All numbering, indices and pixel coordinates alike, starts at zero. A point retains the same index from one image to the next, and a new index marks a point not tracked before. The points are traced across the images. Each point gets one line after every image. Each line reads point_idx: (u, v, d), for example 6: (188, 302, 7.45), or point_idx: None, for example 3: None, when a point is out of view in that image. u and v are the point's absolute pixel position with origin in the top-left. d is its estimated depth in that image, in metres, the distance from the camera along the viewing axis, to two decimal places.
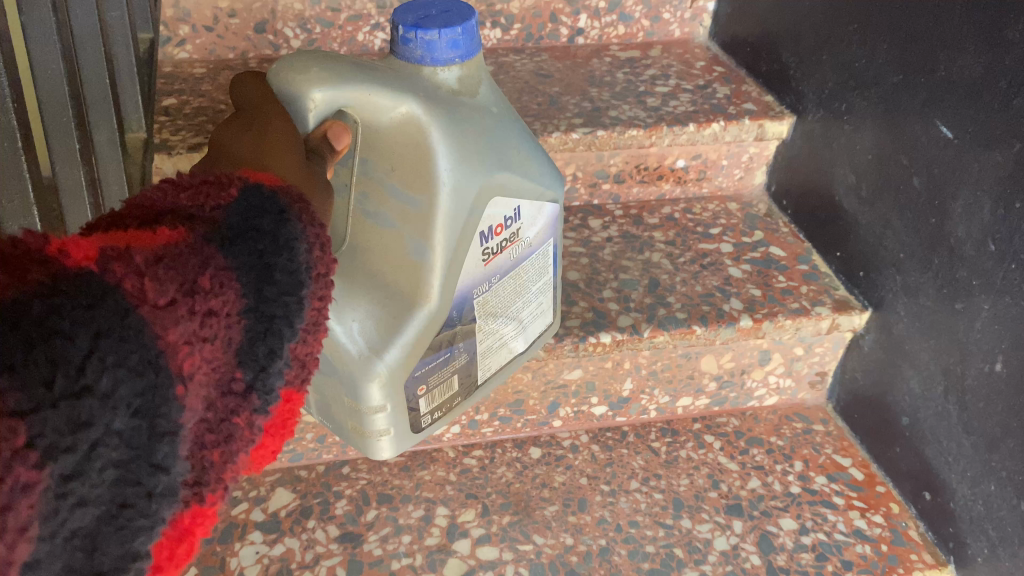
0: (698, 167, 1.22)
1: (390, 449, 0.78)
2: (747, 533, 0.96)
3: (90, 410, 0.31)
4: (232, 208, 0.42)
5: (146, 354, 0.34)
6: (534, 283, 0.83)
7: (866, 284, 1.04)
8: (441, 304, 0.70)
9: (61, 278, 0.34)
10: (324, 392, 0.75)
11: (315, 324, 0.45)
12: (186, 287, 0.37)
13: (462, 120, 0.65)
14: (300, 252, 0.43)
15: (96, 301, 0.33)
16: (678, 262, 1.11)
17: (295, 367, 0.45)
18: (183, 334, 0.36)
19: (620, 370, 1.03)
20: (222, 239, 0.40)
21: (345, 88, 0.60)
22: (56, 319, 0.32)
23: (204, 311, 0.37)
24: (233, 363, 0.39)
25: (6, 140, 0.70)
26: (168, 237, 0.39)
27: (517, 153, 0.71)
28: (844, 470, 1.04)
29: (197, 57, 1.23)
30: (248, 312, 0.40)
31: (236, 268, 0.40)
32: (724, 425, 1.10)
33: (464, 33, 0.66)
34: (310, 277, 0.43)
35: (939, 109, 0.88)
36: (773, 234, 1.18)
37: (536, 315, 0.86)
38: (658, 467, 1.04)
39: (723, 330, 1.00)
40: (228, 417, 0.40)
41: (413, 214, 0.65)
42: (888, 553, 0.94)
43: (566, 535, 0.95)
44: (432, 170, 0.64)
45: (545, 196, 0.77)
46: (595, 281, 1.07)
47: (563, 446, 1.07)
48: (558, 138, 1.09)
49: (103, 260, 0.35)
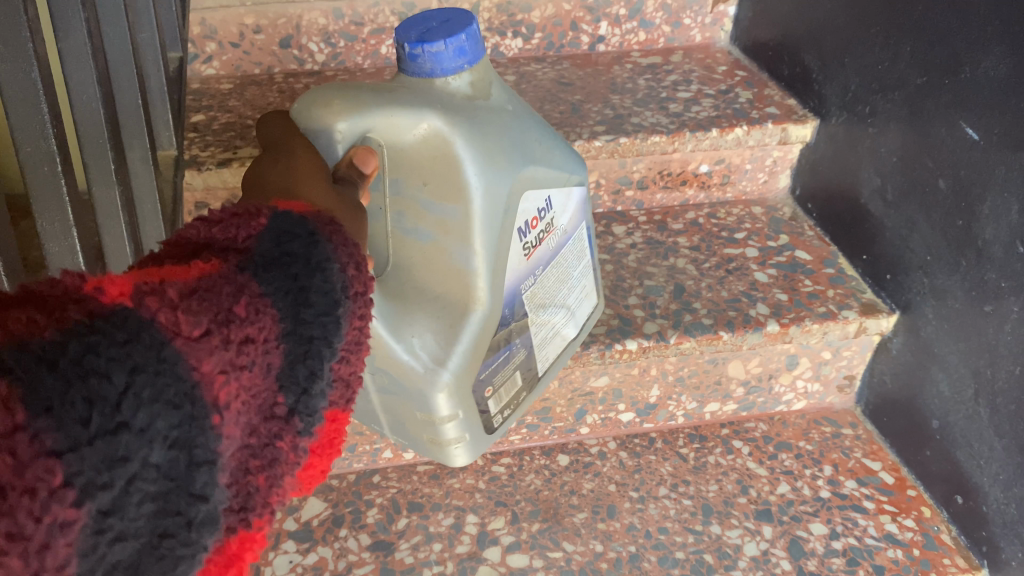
0: (721, 171, 1.22)
1: (464, 452, 0.80)
2: (777, 538, 0.95)
3: (126, 446, 0.31)
4: (265, 237, 0.42)
5: (182, 387, 0.33)
6: (575, 267, 0.84)
7: (893, 287, 1.03)
8: (494, 306, 0.70)
9: (97, 316, 0.33)
10: (395, 413, 0.76)
11: (356, 342, 0.44)
12: (221, 317, 0.36)
13: (482, 123, 0.65)
14: (334, 273, 0.42)
15: (132, 337, 0.33)
16: (702, 268, 1.11)
17: (339, 386, 0.44)
18: (218, 363, 0.35)
19: (646, 376, 1.04)
20: (257, 266, 0.40)
21: (371, 114, 0.61)
22: (92, 357, 0.31)
23: (240, 340, 0.36)
24: (275, 389, 0.39)
25: (46, 165, 0.72)
26: (201, 269, 0.39)
27: (540, 145, 0.71)
28: (874, 474, 1.03)
29: (224, 73, 1.25)
30: (286, 336, 0.39)
31: (271, 294, 0.39)
32: (752, 430, 1.10)
33: (469, 39, 0.65)
34: (347, 296, 0.42)
35: (964, 111, 0.87)
36: (799, 238, 1.18)
37: (581, 298, 0.88)
38: (686, 473, 1.04)
39: (751, 335, 1.00)
40: (271, 441, 0.39)
41: (451, 223, 0.65)
42: (920, 557, 0.93)
43: (595, 542, 0.95)
44: (461, 178, 0.63)
45: (572, 181, 0.77)
46: (620, 288, 1.07)
47: (591, 453, 1.07)
48: (580, 146, 1.10)
49: (138, 295, 0.35)
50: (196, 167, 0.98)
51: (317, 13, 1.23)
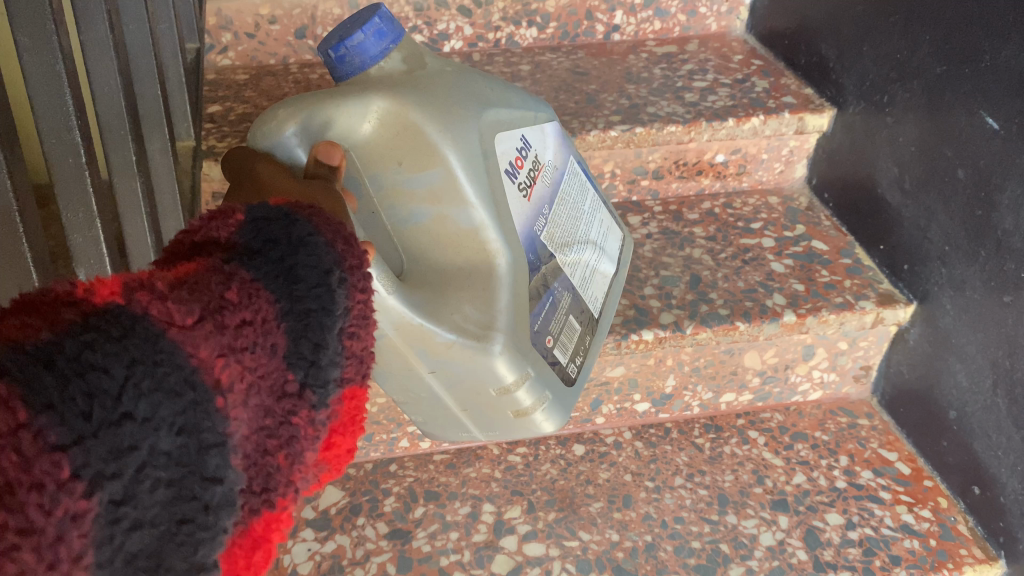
0: (738, 161, 1.22)
1: (555, 414, 0.78)
2: (793, 528, 0.95)
3: (132, 435, 0.31)
4: (245, 230, 0.41)
5: (183, 373, 0.33)
6: (583, 202, 0.83)
7: (911, 277, 1.03)
8: (513, 252, 0.70)
9: (91, 315, 0.33)
10: (480, 407, 0.75)
11: (362, 316, 0.43)
12: (212, 305, 0.36)
13: (426, 86, 0.66)
14: (320, 245, 0.41)
15: (127, 331, 0.32)
16: (719, 258, 1.11)
17: (352, 363, 0.43)
18: (215, 347, 0.35)
19: (662, 367, 1.04)
20: (245, 255, 0.40)
21: (316, 116, 0.63)
22: (89, 353, 0.31)
23: (235, 324, 0.36)
24: (284, 366, 0.39)
25: (71, 156, 0.73)
26: (188, 267, 0.38)
27: (493, 89, 0.71)
28: (891, 464, 1.03)
29: (239, 63, 1.26)
30: (285, 314, 0.39)
31: (262, 278, 0.39)
32: (768, 421, 1.10)
33: (384, 20, 0.66)
34: (341, 268, 0.42)
35: (984, 100, 0.87)
36: (816, 227, 1.18)
37: (605, 233, 0.87)
38: (702, 463, 1.04)
39: (767, 326, 1.00)
40: (287, 419, 0.39)
41: (440, 188, 0.66)
42: (937, 548, 0.93)
43: (611, 531, 0.96)
44: (428, 141, 0.64)
45: (541, 118, 0.77)
46: (636, 278, 1.07)
47: (607, 443, 1.08)
48: (596, 136, 1.10)
49: (127, 291, 0.34)
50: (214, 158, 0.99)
51: (332, 3, 1.23)
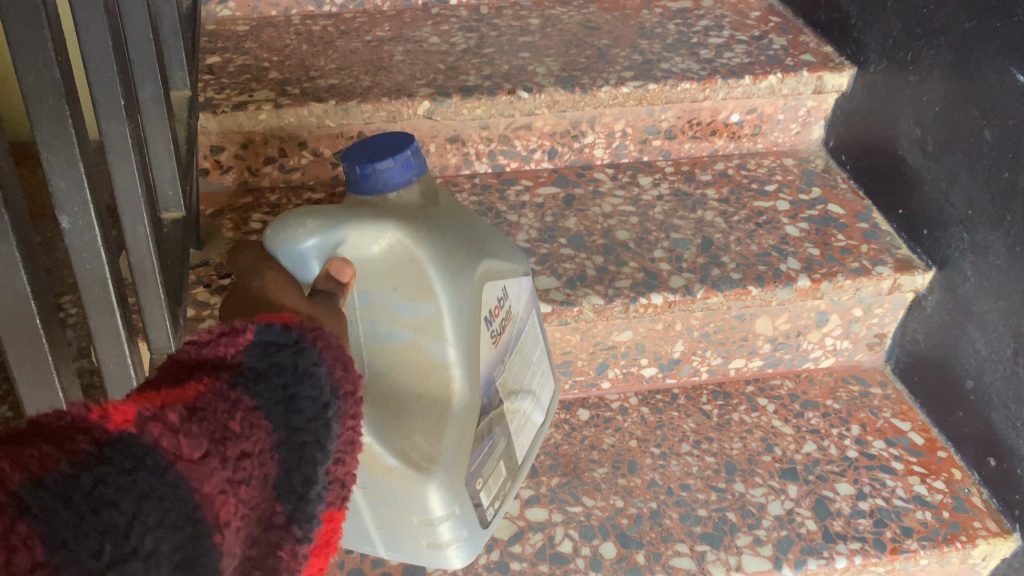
0: (753, 121, 1.18)
1: (466, 555, 0.74)
2: (802, 498, 0.93)
3: (136, 573, 0.29)
4: (252, 351, 0.40)
5: (184, 508, 0.32)
6: (534, 352, 0.82)
7: (930, 243, 1.00)
8: (474, 395, 0.68)
9: (106, 446, 0.32)
10: (400, 532, 0.71)
11: (350, 442, 0.43)
12: (217, 436, 0.35)
13: (438, 225, 0.66)
14: (323, 377, 0.41)
15: (139, 463, 0.32)
16: (732, 220, 1.07)
17: (335, 487, 0.42)
18: (217, 482, 0.34)
19: (671, 332, 1.01)
20: (250, 378, 0.39)
21: (336, 229, 0.62)
22: (104, 488, 0.30)
23: (237, 455, 0.35)
24: (273, 497, 0.37)
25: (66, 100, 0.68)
26: (196, 390, 0.37)
27: (489, 240, 0.71)
28: (904, 434, 1.01)
29: (240, 14, 1.22)
30: (280, 445, 0.38)
31: (263, 406, 0.38)
32: (778, 388, 1.07)
33: (414, 154, 0.67)
34: (337, 399, 0.41)
35: (1016, 57, 0.83)
36: (832, 190, 1.14)
37: (543, 383, 0.85)
38: (710, 430, 1.02)
39: (780, 291, 0.97)
40: (272, 551, 0.37)
41: (426, 322, 0.64)
42: (950, 520, 0.91)
43: (616, 498, 0.94)
44: (429, 278, 0.63)
45: (520, 271, 0.76)
46: (646, 241, 1.04)
47: (612, 408, 1.05)
48: (607, 92, 1.07)
49: (140, 421, 0.33)
50: (211, 111, 1.01)
51: None
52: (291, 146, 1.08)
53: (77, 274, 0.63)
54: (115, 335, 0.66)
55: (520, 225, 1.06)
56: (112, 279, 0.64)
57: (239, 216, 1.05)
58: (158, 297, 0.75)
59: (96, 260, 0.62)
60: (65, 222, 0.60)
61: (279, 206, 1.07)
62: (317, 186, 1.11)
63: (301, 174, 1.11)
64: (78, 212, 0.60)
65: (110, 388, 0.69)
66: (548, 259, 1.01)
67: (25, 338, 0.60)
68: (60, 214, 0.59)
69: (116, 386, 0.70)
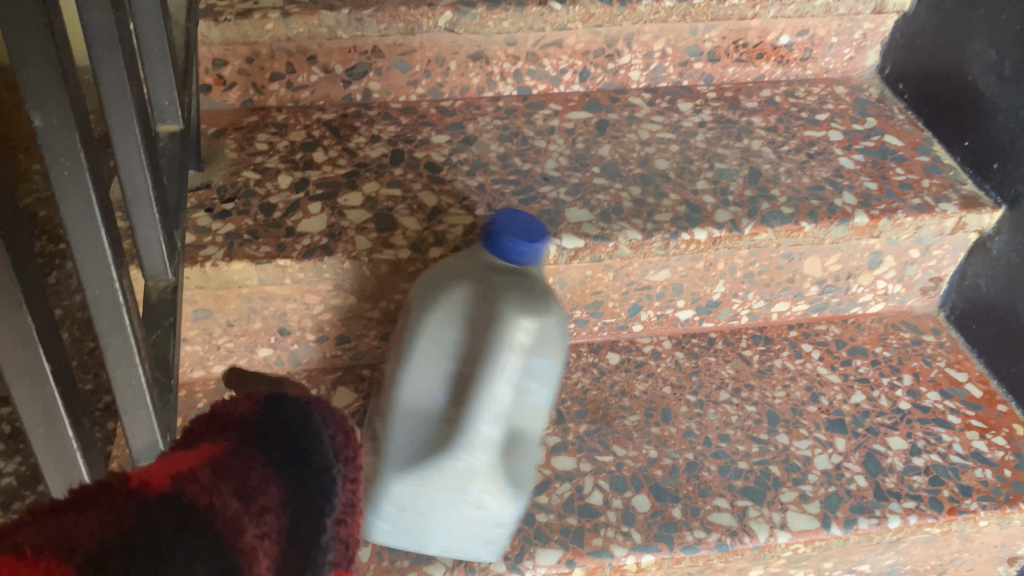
0: (804, 44, 1.08)
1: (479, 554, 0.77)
2: (851, 452, 0.86)
3: None
4: (265, 408, 0.45)
5: (223, 559, 0.35)
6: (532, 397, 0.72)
7: (1001, 177, 0.91)
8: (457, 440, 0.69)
9: (150, 505, 0.35)
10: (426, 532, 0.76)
11: (351, 503, 0.47)
12: (242, 490, 0.39)
13: None
14: (327, 444, 0.46)
15: (185, 521, 0.36)
16: (781, 151, 0.98)
17: (339, 547, 0.45)
18: (254, 533, 0.38)
19: (712, 272, 0.92)
20: (256, 439, 0.43)
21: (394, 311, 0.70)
22: (160, 547, 0.34)
23: (260, 511, 0.39)
24: (291, 554, 0.41)
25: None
26: (210, 450, 0.41)
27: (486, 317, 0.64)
28: (960, 387, 0.94)
29: None
30: (292, 501, 0.42)
31: (279, 467, 0.42)
32: (823, 333, 0.99)
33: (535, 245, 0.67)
34: (339, 460, 0.46)
35: None
36: (888, 121, 1.05)
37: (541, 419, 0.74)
38: (750, 377, 0.94)
39: (835, 228, 0.88)
40: None
41: None
42: (1012, 479, 0.84)
43: (649, 448, 0.87)
44: None
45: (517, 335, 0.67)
46: (687, 171, 0.95)
47: (645, 352, 0.98)
48: (648, 6, 0.98)
49: (176, 481, 0.37)
50: (213, 19, 0.92)
51: None
52: (300, 61, 0.98)
53: (54, 183, 0.51)
54: (101, 257, 0.56)
55: (549, 152, 0.97)
56: (95, 189, 0.53)
57: (243, 136, 0.97)
58: (152, 215, 0.67)
59: (75, 161, 0.51)
60: (36, 120, 0.49)
61: (286, 126, 0.99)
62: (328, 107, 1.02)
63: (310, 92, 1.02)
64: (54, 107, 0.49)
65: (96, 325, 0.58)
66: (580, 188, 0.92)
67: (7, 310, 0.42)
68: (31, 109, 0.48)
69: (103, 321, 0.59)
